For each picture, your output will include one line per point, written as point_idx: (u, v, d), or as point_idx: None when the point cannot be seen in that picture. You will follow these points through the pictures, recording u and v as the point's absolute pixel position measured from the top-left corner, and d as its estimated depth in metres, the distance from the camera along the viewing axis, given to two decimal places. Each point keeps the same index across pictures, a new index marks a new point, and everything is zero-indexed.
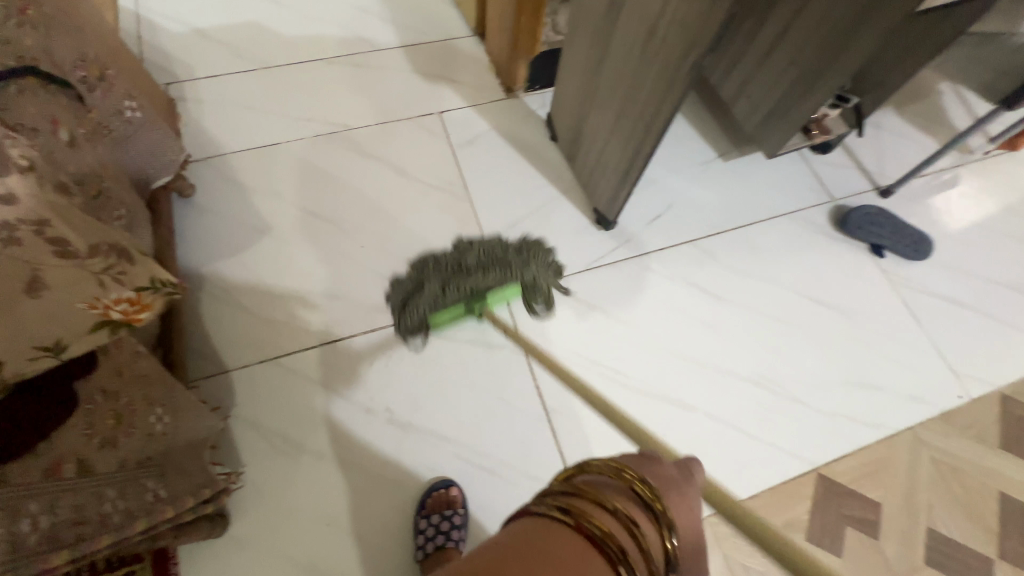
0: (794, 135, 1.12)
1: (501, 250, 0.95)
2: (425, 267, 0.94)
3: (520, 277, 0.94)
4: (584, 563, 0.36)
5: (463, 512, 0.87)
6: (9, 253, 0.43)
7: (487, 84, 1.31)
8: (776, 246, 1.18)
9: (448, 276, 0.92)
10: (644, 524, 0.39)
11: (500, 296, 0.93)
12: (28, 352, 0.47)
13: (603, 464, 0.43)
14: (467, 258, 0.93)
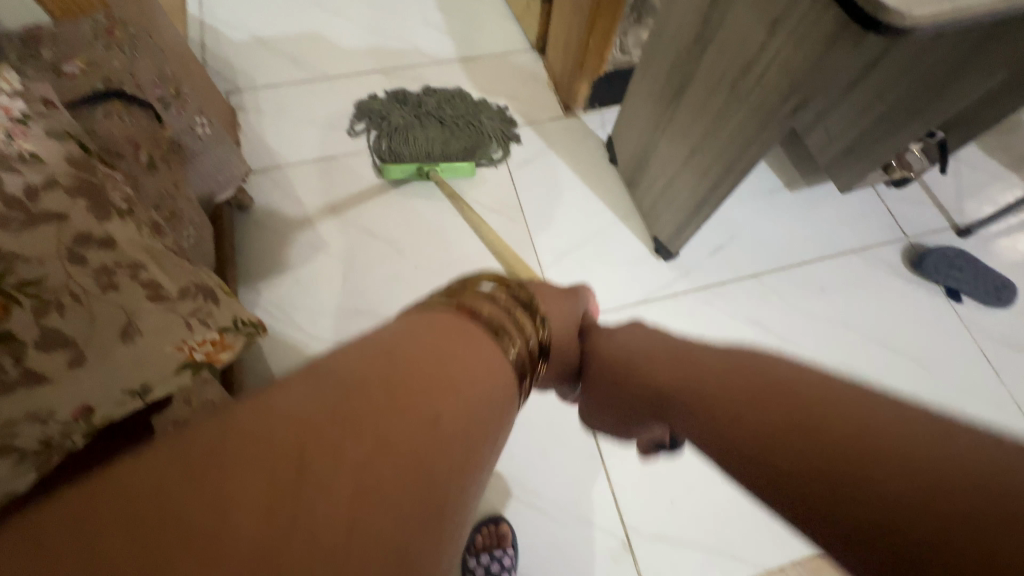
0: (874, 170, 1.05)
1: (460, 106, 1.18)
2: (393, 108, 1.18)
3: (473, 138, 1.13)
4: (467, 326, 0.37)
5: (512, 552, 0.85)
6: (108, 298, 0.44)
7: (546, 102, 1.28)
8: (845, 286, 1.12)
9: (410, 118, 1.14)
10: (523, 316, 0.43)
11: (453, 166, 1.09)
12: (117, 396, 0.45)
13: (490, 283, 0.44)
14: (429, 106, 1.16)
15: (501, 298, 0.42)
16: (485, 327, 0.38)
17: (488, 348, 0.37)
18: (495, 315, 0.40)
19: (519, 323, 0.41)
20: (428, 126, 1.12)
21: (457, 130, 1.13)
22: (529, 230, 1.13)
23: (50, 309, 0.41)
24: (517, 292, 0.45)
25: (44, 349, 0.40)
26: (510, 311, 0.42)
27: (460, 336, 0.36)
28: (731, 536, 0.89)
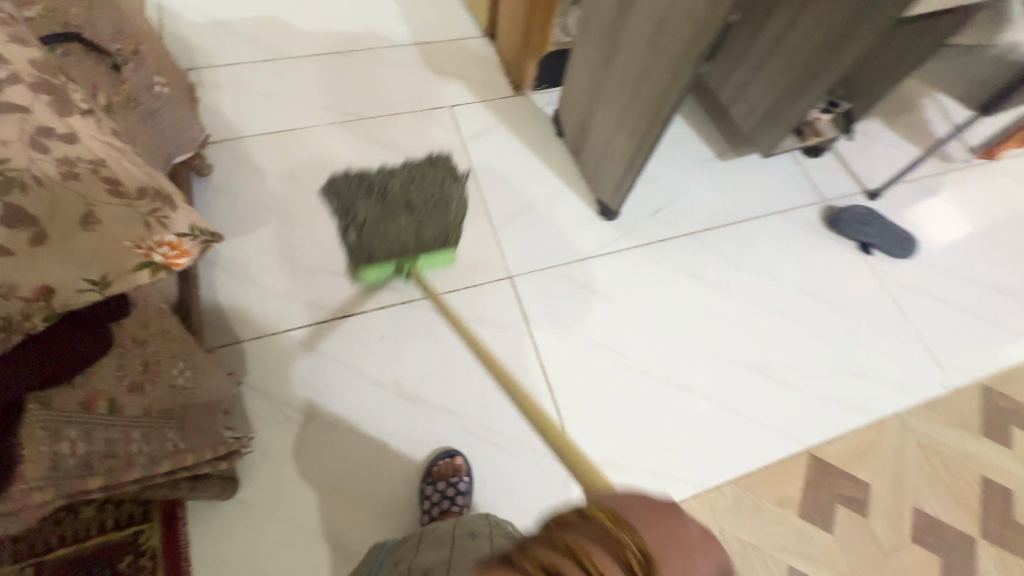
0: (787, 136, 1.18)
1: (427, 186, 1.04)
2: (356, 193, 1.02)
3: (450, 224, 1.00)
4: None
5: (468, 480, 0.89)
6: (69, 186, 0.47)
7: (497, 82, 1.36)
8: (771, 242, 1.24)
9: (378, 209, 0.99)
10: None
11: (434, 259, 0.99)
12: (77, 284, 0.49)
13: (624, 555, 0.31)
14: (395, 193, 1.02)
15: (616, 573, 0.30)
16: None
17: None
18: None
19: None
20: (400, 218, 0.98)
21: (432, 216, 1.00)
22: (482, 195, 1.19)
23: (12, 188, 0.44)
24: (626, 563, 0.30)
25: (8, 225, 0.44)
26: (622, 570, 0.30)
27: None
28: (670, 461, 0.97)
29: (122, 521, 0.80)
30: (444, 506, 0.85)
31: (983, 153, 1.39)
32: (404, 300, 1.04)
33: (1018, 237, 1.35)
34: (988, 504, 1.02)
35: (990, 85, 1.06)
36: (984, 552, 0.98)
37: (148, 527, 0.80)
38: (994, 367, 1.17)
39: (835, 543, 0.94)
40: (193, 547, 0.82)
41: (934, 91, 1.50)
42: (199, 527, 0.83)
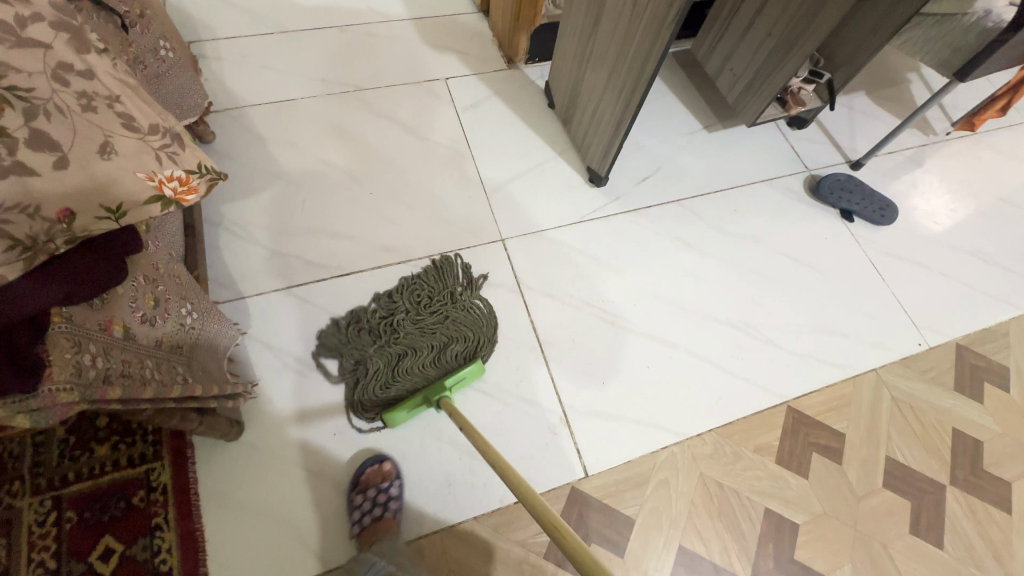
0: (770, 105, 1.22)
1: (437, 310, 1.02)
2: (363, 345, 0.97)
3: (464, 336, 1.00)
4: None
5: (399, 483, 0.88)
6: (87, 117, 0.52)
7: (490, 55, 1.40)
8: (756, 209, 1.28)
9: (393, 355, 0.95)
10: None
11: (460, 377, 0.91)
12: (96, 212, 0.53)
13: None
14: (406, 327, 0.99)
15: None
16: None
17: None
18: None
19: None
20: (418, 354, 0.96)
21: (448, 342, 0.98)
22: (475, 163, 1.23)
23: (37, 113, 0.48)
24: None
25: (33, 147, 0.48)
26: None
27: None
28: (655, 411, 1.02)
29: (133, 461, 0.84)
30: (377, 512, 0.83)
31: (963, 125, 1.43)
32: (400, 260, 1.09)
33: (996, 207, 1.39)
34: (958, 453, 1.07)
35: (963, 52, 1.11)
36: (953, 498, 1.03)
37: (158, 465, 0.85)
38: (970, 328, 1.21)
39: (810, 487, 0.99)
40: (201, 484, 0.86)
41: (918, 66, 1.54)
42: (205, 466, 0.87)
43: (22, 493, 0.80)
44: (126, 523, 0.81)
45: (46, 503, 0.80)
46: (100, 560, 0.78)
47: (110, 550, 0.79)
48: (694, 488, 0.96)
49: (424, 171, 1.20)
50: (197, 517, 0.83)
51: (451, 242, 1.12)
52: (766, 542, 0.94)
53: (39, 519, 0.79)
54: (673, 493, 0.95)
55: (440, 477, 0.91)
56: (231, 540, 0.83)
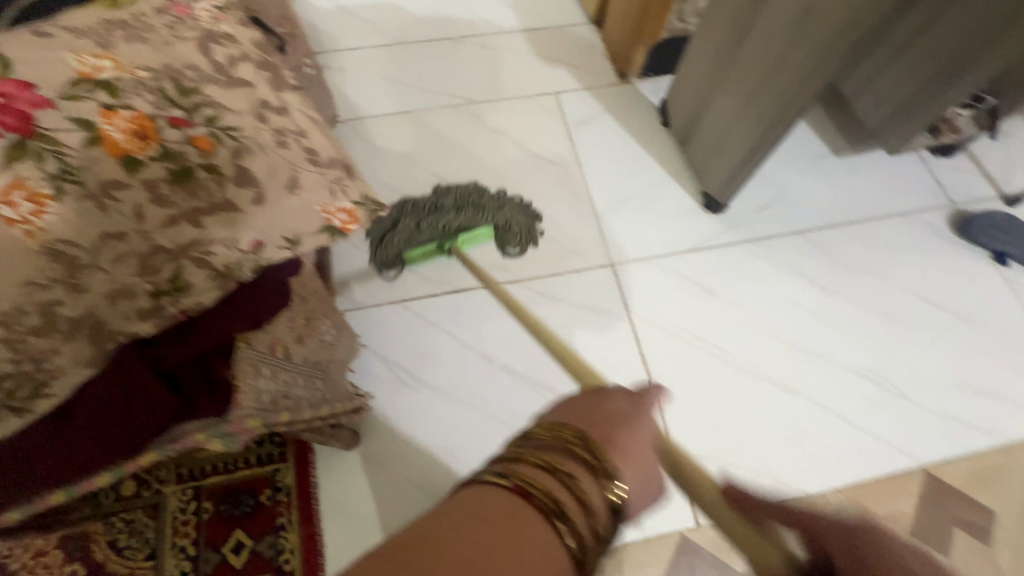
0: (918, 134, 1.11)
1: (480, 194, 1.04)
2: (399, 207, 1.01)
3: (497, 215, 1.03)
4: (517, 524, 0.32)
5: None
6: (283, 154, 0.53)
7: (603, 69, 1.36)
8: (890, 245, 1.17)
9: (424, 214, 0.99)
10: (588, 478, 0.35)
11: (474, 235, 1.02)
12: (278, 241, 0.55)
13: (539, 426, 0.38)
14: (444, 196, 1.01)
15: (536, 491, 0.34)
16: (542, 511, 0.33)
17: (537, 536, 0.32)
18: (536, 484, 0.34)
19: (567, 522, 0.33)
20: (449, 217, 0.99)
21: (482, 217, 1.01)
22: (585, 182, 1.20)
23: (242, 151, 0.50)
24: (578, 448, 0.36)
25: (238, 184, 0.50)
26: (572, 456, 0.36)
27: (511, 541, 0.31)
28: (772, 463, 0.95)
29: (262, 459, 0.89)
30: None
31: None
32: (509, 280, 1.08)
33: None
34: None
35: None
36: None
37: (283, 466, 0.89)
38: None
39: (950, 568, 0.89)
40: (321, 489, 0.89)
41: None
42: (325, 472, 0.90)
43: (169, 480, 0.87)
44: (256, 520, 0.86)
45: (188, 491, 0.86)
46: (232, 552, 0.84)
47: (241, 544, 0.84)
48: None
49: (534, 189, 1.19)
50: (317, 522, 0.87)
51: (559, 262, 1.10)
52: None
53: (182, 506, 0.86)
54: None
55: None
56: (348, 546, 0.87)
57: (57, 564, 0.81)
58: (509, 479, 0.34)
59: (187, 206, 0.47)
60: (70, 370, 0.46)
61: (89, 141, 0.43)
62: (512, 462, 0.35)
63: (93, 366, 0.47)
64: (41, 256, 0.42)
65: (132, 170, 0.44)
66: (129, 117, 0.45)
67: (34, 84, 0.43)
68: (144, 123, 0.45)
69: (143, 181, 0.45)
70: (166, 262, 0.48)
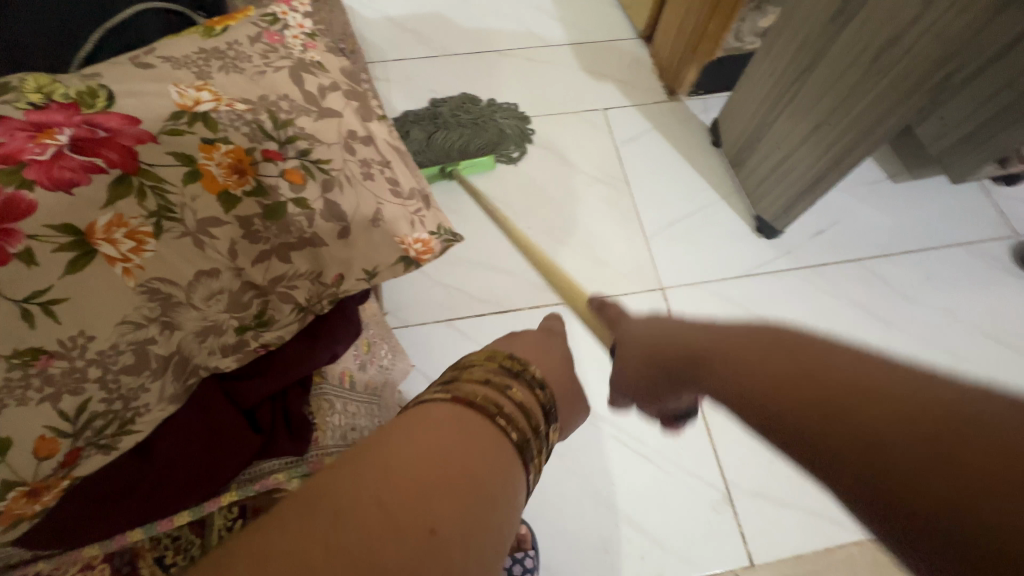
0: (988, 164, 1.06)
1: (475, 111, 1.22)
2: (408, 124, 1.18)
3: (492, 137, 1.18)
4: (467, 417, 0.42)
5: (534, 554, 0.80)
6: (368, 186, 0.52)
7: (652, 86, 1.33)
8: (951, 278, 1.13)
9: (428, 131, 1.16)
10: (517, 388, 0.48)
11: (475, 164, 1.15)
12: (356, 274, 0.52)
13: (478, 362, 0.49)
14: (445, 115, 1.19)
15: (479, 398, 0.44)
16: (486, 412, 0.43)
17: (486, 431, 0.41)
18: (484, 391, 0.45)
19: (509, 418, 0.43)
20: (449, 133, 1.16)
21: (476, 132, 1.18)
22: (634, 201, 1.18)
23: (332, 186, 0.49)
24: (511, 366, 0.50)
25: (326, 219, 0.49)
26: (504, 371, 0.49)
27: (466, 429, 0.40)
28: (831, 501, 0.92)
29: None
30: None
31: None
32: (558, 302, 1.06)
33: None
34: None
35: None
36: None
37: None
38: None
39: None
40: None
41: None
42: None
43: None
44: None
45: None
46: None
47: None
48: None
49: (582, 207, 1.17)
50: None
51: (606, 284, 1.08)
52: None
53: None
54: None
55: (598, 541, 0.87)
56: None
57: None
58: (453, 391, 0.44)
59: (278, 241, 0.46)
60: (155, 406, 0.44)
61: (188, 178, 0.42)
62: (457, 381, 0.46)
63: (177, 402, 0.46)
64: (139, 295, 0.41)
65: (229, 206, 0.43)
66: (228, 151, 0.44)
67: (138, 118, 0.41)
68: (241, 157, 0.44)
69: (238, 217, 0.44)
70: (255, 298, 0.47)
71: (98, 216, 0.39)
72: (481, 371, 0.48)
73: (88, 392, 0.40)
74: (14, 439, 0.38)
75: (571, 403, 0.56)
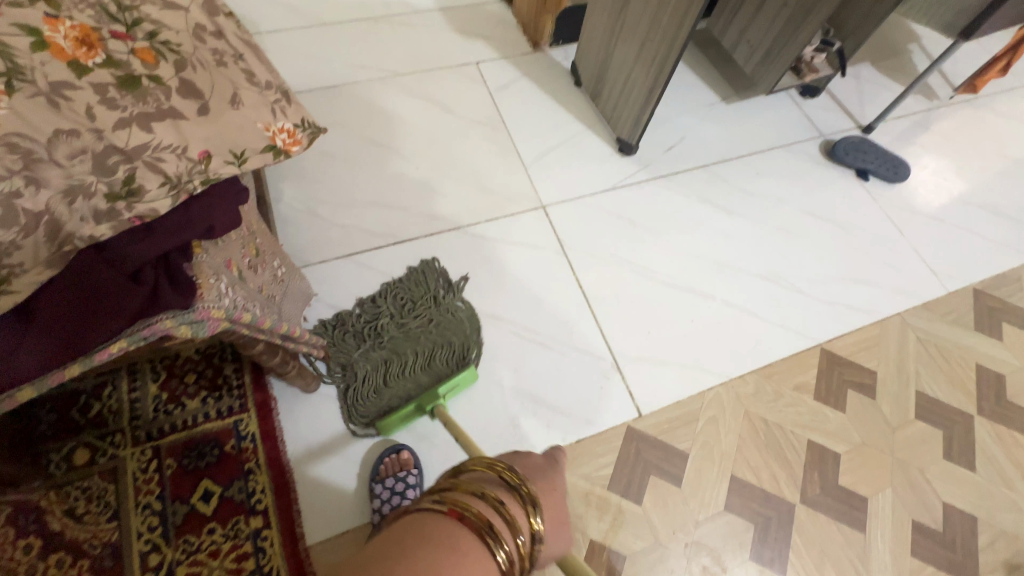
0: (785, 74, 1.30)
1: (421, 311, 1.03)
2: (348, 347, 0.98)
3: (460, 345, 1.01)
4: (449, 534, 0.43)
5: (416, 472, 0.90)
6: (223, 72, 0.59)
7: (517, 39, 1.47)
8: (778, 172, 1.35)
9: (381, 364, 0.97)
10: (509, 504, 0.47)
11: (453, 383, 0.95)
12: (225, 155, 0.57)
13: (481, 464, 0.50)
14: (391, 330, 1.01)
15: (471, 514, 0.45)
16: (471, 533, 0.44)
17: (472, 552, 0.43)
18: (464, 508, 0.45)
19: (496, 539, 0.44)
20: (405, 357, 0.97)
21: (436, 345, 1.00)
22: (512, 138, 1.30)
23: (186, 67, 0.56)
24: (504, 474, 0.49)
25: (182, 96, 0.55)
26: (501, 485, 0.48)
27: (443, 549, 0.42)
28: (700, 355, 1.08)
29: (222, 413, 0.90)
30: (395, 500, 0.85)
31: (965, 88, 1.50)
32: (452, 228, 1.16)
33: (1001, 164, 1.46)
34: (981, 386, 1.14)
35: (967, 13, 1.18)
36: (980, 425, 1.09)
37: (246, 416, 0.90)
38: (985, 274, 1.29)
39: (849, 420, 1.06)
40: (286, 433, 0.91)
41: (917, 37, 1.62)
42: (290, 416, 0.92)
43: (125, 444, 0.86)
44: (223, 468, 0.86)
45: (147, 452, 0.86)
46: (201, 501, 0.84)
47: (209, 492, 0.85)
48: (740, 424, 1.02)
49: (464, 147, 1.27)
50: (286, 460, 0.89)
51: (493, 209, 1.19)
52: (811, 470, 1.00)
53: (142, 466, 0.85)
54: (721, 428, 1.01)
55: (504, 420, 0.98)
56: (324, 477, 0.89)
57: (8, 541, 0.78)
58: (447, 503, 0.46)
59: (137, 110, 0.52)
60: (32, 267, 0.48)
61: (36, 46, 0.47)
62: (450, 491, 0.47)
63: (53, 267, 0.49)
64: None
65: (81, 74, 0.49)
66: (73, 26, 0.50)
67: None
68: (88, 34, 0.50)
69: (91, 84, 0.50)
70: (121, 164, 0.51)
71: None
72: (476, 484, 0.48)
73: None
74: None
75: (559, 528, 0.52)
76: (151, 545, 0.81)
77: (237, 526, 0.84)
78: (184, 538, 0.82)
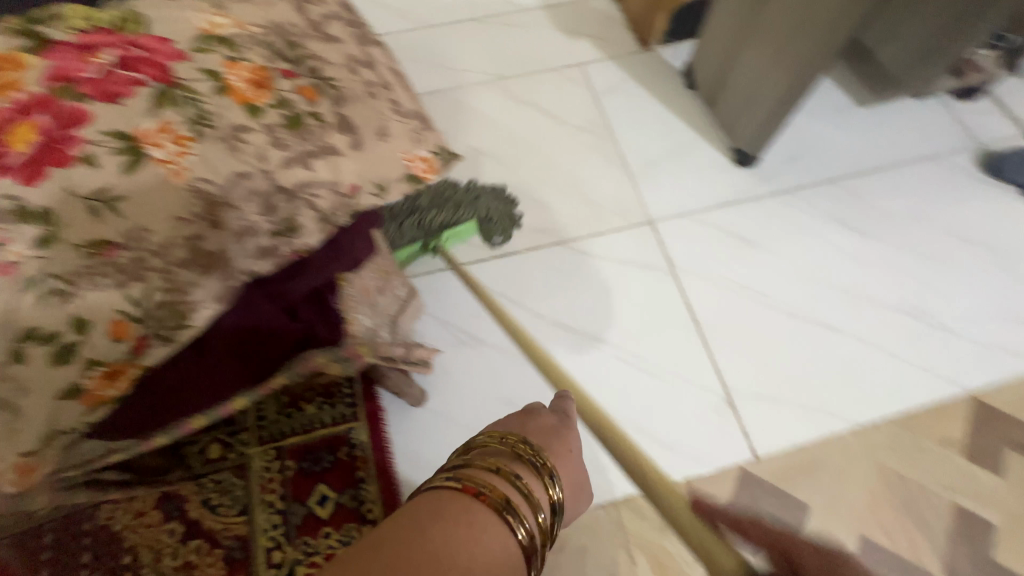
0: (942, 77, 1.14)
1: (456, 191, 0.99)
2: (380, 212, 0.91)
3: (482, 212, 1.00)
4: (468, 509, 0.47)
5: None
6: (374, 104, 0.58)
7: (626, 38, 1.39)
8: (922, 187, 1.19)
9: (404, 217, 0.93)
10: (525, 476, 0.53)
11: (458, 233, 0.99)
12: (369, 187, 0.56)
13: (492, 440, 0.56)
14: (422, 196, 0.94)
15: (489, 490, 0.49)
16: (493, 506, 0.48)
17: (492, 526, 0.46)
18: (483, 481, 0.49)
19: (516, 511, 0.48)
20: (432, 219, 0.94)
21: (465, 217, 0.97)
22: (619, 147, 1.23)
23: (341, 100, 0.55)
24: (517, 447, 0.56)
25: (339, 130, 0.54)
26: (514, 456, 0.55)
27: (463, 523, 0.45)
28: (826, 397, 0.98)
29: (336, 419, 0.94)
30: None
31: None
32: (554, 242, 1.12)
33: None
34: None
35: None
36: None
37: (357, 425, 0.93)
38: None
39: (1006, 486, 0.92)
40: (395, 445, 0.93)
41: None
42: (397, 428, 0.95)
43: (251, 442, 0.91)
44: (337, 474, 0.90)
45: (270, 452, 0.91)
46: (318, 505, 0.88)
47: (325, 496, 0.89)
48: (872, 479, 0.92)
49: (567, 155, 1.23)
50: (394, 472, 0.91)
51: (598, 223, 1.14)
52: (959, 539, 0.88)
53: (267, 465, 0.90)
54: (849, 481, 0.92)
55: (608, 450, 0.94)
56: None
57: (157, 524, 0.86)
58: (464, 480, 0.49)
59: (299, 148, 0.51)
60: (206, 304, 0.50)
61: (219, 90, 0.48)
62: (467, 467, 0.51)
63: (224, 300, 0.51)
64: (185, 192, 0.46)
65: (255, 114, 0.49)
66: (248, 68, 0.50)
67: (169, 38, 0.48)
68: (260, 74, 0.50)
69: (264, 125, 0.49)
70: (284, 202, 0.51)
71: (144, 122, 0.45)
72: (493, 456, 0.53)
73: (149, 280, 0.46)
74: (93, 322, 0.45)
75: (574, 484, 0.63)
76: (275, 542, 0.86)
77: (350, 532, 0.87)
78: (303, 538, 0.86)
